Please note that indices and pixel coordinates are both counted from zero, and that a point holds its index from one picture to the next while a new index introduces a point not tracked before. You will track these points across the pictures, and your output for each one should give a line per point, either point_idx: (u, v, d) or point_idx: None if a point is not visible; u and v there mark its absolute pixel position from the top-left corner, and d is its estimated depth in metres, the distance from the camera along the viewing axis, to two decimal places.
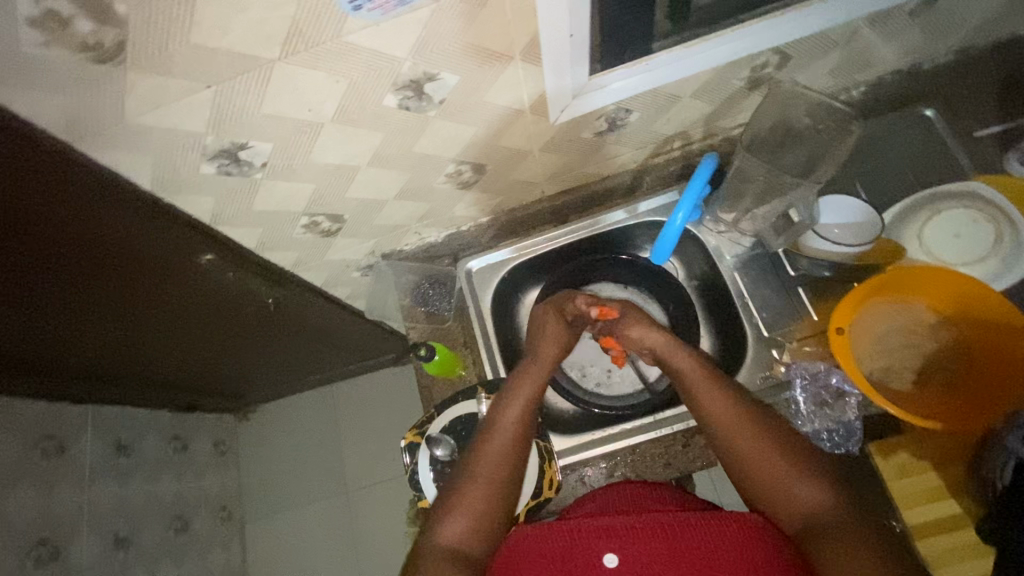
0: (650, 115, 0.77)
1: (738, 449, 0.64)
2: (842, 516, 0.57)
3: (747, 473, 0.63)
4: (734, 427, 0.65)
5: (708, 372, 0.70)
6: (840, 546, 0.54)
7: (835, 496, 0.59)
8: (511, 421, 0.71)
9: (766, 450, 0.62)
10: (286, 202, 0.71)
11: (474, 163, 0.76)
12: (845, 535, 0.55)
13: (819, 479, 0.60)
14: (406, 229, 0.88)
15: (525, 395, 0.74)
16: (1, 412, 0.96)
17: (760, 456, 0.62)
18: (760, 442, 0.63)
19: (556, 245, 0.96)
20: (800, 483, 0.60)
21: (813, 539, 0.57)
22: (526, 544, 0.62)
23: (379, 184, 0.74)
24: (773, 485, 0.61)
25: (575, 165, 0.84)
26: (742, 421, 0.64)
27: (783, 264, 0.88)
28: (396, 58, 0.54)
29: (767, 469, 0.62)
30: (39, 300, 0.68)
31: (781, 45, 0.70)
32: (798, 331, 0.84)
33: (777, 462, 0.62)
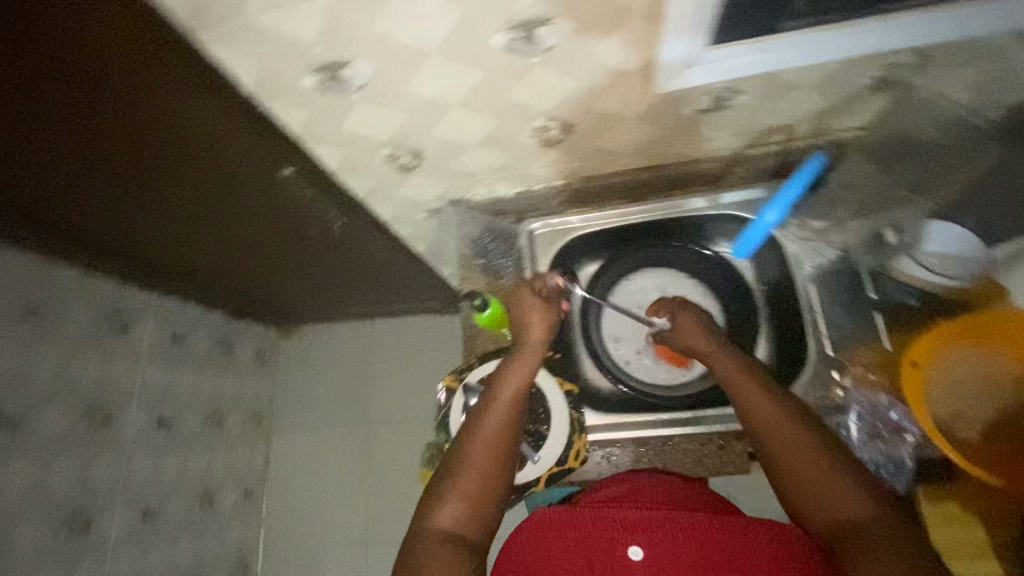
0: (760, 101, 0.72)
1: (779, 451, 0.62)
2: (882, 524, 0.54)
3: (784, 472, 0.61)
4: (774, 428, 0.63)
5: (748, 372, 0.69)
6: (877, 552, 0.51)
7: (874, 504, 0.56)
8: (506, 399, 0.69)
9: (805, 451, 0.61)
10: (373, 130, 0.71)
11: (563, 121, 0.74)
12: (883, 540, 0.52)
13: (858, 485, 0.57)
14: (480, 178, 0.87)
15: (515, 379, 0.72)
16: (80, 283, 1.03)
17: (799, 457, 0.61)
18: (799, 442, 0.61)
19: (625, 221, 0.94)
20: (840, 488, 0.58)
21: (849, 544, 0.54)
22: (548, 533, 0.61)
23: (465, 126, 0.73)
24: (810, 488, 0.59)
25: (666, 142, 0.81)
26: (782, 422, 0.63)
27: (864, 285, 0.82)
28: None
29: (805, 471, 0.60)
30: (131, 187, 0.71)
31: (927, 47, 0.64)
32: (863, 356, 0.81)
33: (815, 464, 0.60)
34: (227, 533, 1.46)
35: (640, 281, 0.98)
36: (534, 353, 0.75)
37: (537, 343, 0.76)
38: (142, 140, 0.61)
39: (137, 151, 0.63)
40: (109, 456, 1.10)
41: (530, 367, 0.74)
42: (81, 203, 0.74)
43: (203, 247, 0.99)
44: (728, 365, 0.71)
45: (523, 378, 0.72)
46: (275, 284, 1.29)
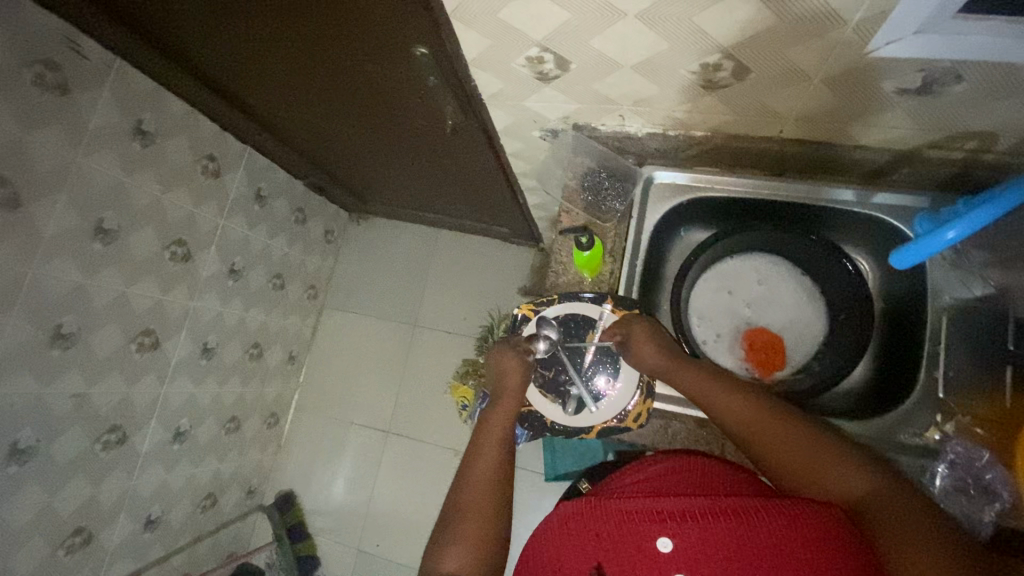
0: (978, 95, 0.61)
1: (764, 448, 0.63)
2: (892, 497, 0.54)
3: (779, 463, 0.61)
4: (751, 425, 0.64)
5: (709, 373, 0.71)
6: (897, 528, 0.51)
7: (876, 478, 0.56)
8: (493, 442, 0.73)
9: (787, 440, 0.61)
10: (530, 24, 0.65)
11: (736, 65, 0.65)
12: (897, 514, 0.52)
13: (848, 462, 0.58)
14: (614, 108, 0.80)
15: (498, 425, 0.75)
16: (187, 118, 1.04)
17: (787, 448, 0.61)
18: (780, 433, 0.62)
19: (753, 194, 0.84)
20: (836, 467, 0.58)
21: (868, 524, 0.54)
22: (568, 525, 0.60)
23: (628, 44, 0.65)
24: (807, 473, 0.59)
25: (838, 119, 0.71)
26: (764, 421, 0.64)
27: (1006, 334, 0.70)
28: None
29: (798, 459, 0.60)
30: (276, 21, 0.71)
31: None
32: (978, 404, 0.72)
33: (802, 449, 0.60)
34: (267, 387, 1.56)
35: (742, 266, 0.92)
36: (513, 398, 0.79)
37: (514, 389, 0.80)
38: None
39: None
40: (183, 288, 1.16)
41: (509, 415, 0.77)
42: (213, 23, 0.75)
43: (308, 107, 0.98)
44: (692, 369, 0.72)
45: (501, 426, 0.75)
46: (365, 168, 1.28)
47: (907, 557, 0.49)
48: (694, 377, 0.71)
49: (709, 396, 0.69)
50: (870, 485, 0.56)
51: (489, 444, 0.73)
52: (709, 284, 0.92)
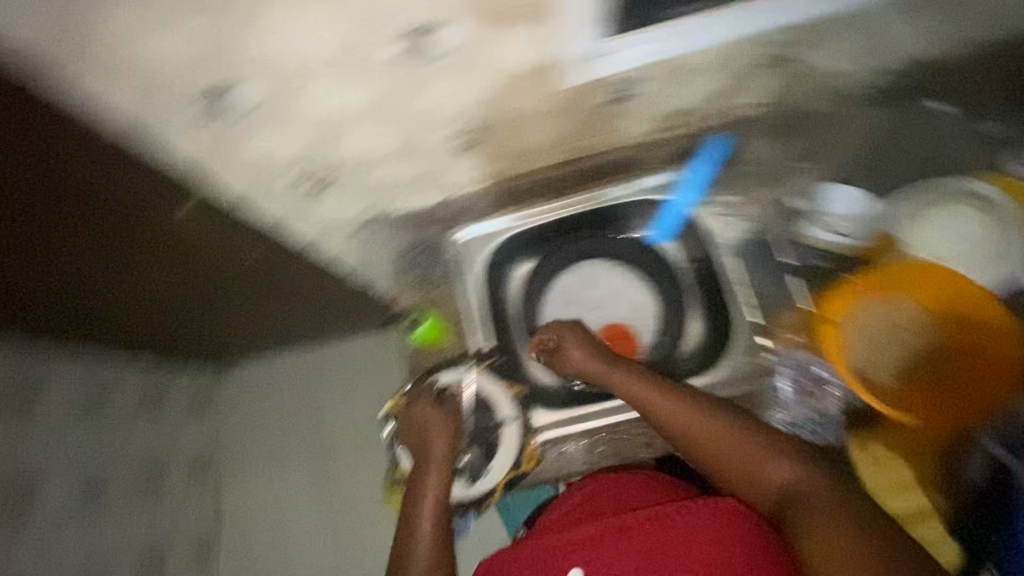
0: (663, 87, 0.74)
1: (702, 445, 0.67)
2: (814, 488, 0.59)
3: (715, 459, 0.66)
4: (691, 426, 0.68)
5: (652, 379, 0.74)
6: (816, 516, 0.55)
7: (802, 468, 0.61)
8: (428, 518, 0.73)
9: (722, 438, 0.66)
10: (275, 154, 0.67)
11: (473, 128, 0.73)
12: (817, 504, 0.57)
13: (780, 454, 0.63)
14: (398, 191, 0.85)
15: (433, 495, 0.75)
16: None
17: (724, 444, 0.66)
18: (716, 432, 0.67)
19: (549, 219, 0.95)
20: (767, 463, 0.63)
21: (791, 512, 0.59)
22: (512, 563, 0.63)
23: (372, 142, 0.70)
24: (740, 468, 0.64)
25: (579, 139, 0.82)
26: (693, 418, 0.69)
27: (771, 252, 0.87)
28: (392, 6, 0.50)
29: (733, 454, 0.65)
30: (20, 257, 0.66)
31: (813, 23, 0.67)
32: (786, 318, 0.85)
33: (739, 445, 0.65)
34: None
35: (571, 278, 1.00)
36: (443, 468, 0.78)
37: (444, 457, 0.79)
38: (29, 207, 0.58)
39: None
40: None
41: (441, 490, 0.76)
42: None
43: (107, 311, 0.91)
44: (634, 377, 0.76)
45: (435, 502, 0.75)
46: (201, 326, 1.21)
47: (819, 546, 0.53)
48: (635, 385, 0.75)
49: (650, 403, 0.73)
50: (798, 475, 0.61)
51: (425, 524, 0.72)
52: (555, 303, 0.99)
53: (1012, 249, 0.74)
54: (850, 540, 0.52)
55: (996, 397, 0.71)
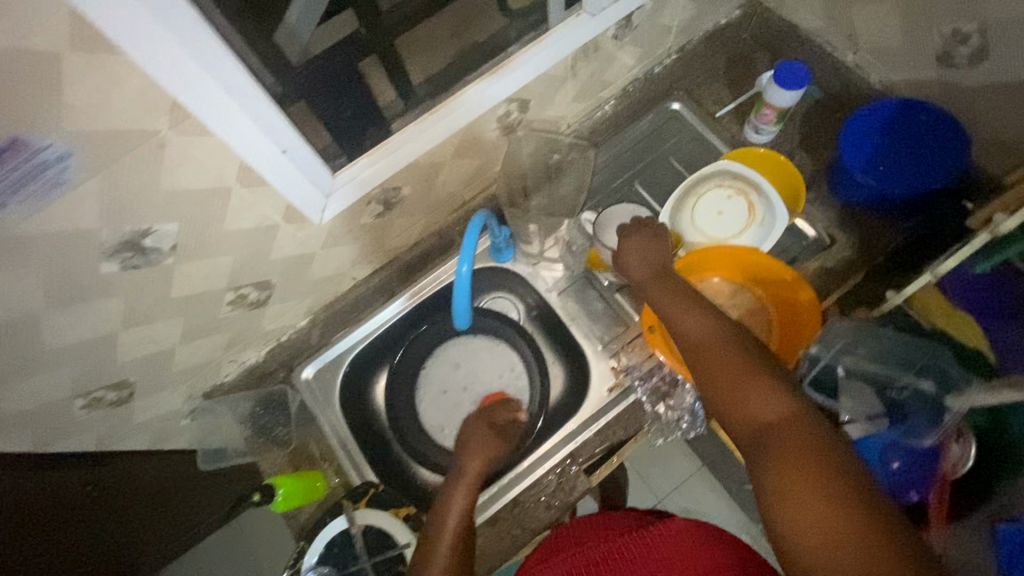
0: (422, 184, 0.78)
1: (701, 355, 0.57)
2: (805, 433, 0.46)
3: (707, 373, 0.56)
4: (699, 339, 0.59)
5: (680, 287, 0.66)
6: (790, 459, 0.44)
7: (798, 407, 0.49)
8: (450, 532, 0.64)
9: (725, 355, 0.55)
10: (45, 397, 0.63)
11: (255, 283, 0.72)
12: (798, 451, 0.45)
13: (778, 389, 0.51)
14: (218, 361, 0.82)
15: (458, 509, 0.66)
16: None
17: (725, 360, 0.55)
18: (725, 346, 0.56)
19: (420, 298, 0.93)
20: (761, 391, 0.51)
21: (761, 449, 0.48)
22: None
23: (154, 337, 0.68)
24: (730, 391, 0.53)
25: (374, 246, 0.84)
26: (711, 333, 0.58)
27: (595, 277, 0.91)
28: (86, 231, 0.50)
29: (727, 371, 0.54)
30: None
31: (513, 93, 0.75)
32: (626, 335, 0.88)
33: (739, 366, 0.53)
34: None
35: (436, 363, 0.97)
36: (473, 486, 0.70)
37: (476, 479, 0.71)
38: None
39: None
40: None
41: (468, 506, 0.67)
42: None
43: None
44: (654, 283, 0.69)
45: (460, 513, 0.66)
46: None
47: (786, 504, 0.43)
48: (659, 293, 0.67)
49: (669, 309, 0.64)
50: (793, 412, 0.48)
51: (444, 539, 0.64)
52: (422, 398, 0.96)
53: (769, 208, 0.84)
54: (820, 503, 0.41)
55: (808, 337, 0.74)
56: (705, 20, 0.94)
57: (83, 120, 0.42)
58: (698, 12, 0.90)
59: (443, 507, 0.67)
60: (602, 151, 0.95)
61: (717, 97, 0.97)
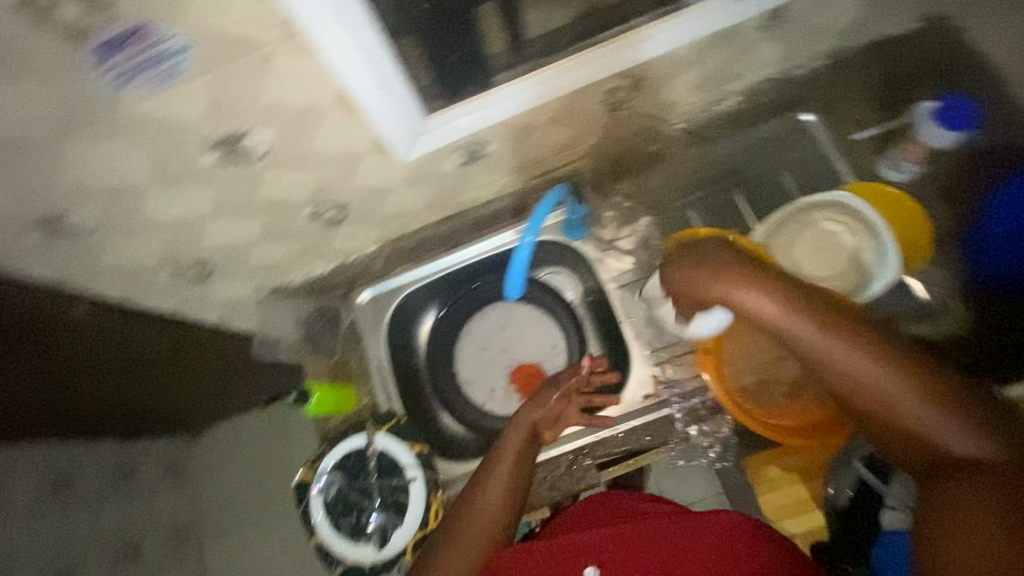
0: (511, 143, 0.77)
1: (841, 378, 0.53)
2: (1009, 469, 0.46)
3: (874, 406, 0.52)
4: (853, 366, 0.52)
5: (789, 302, 0.55)
6: (981, 505, 0.44)
7: (987, 441, 0.47)
8: (507, 470, 0.72)
9: (885, 388, 0.50)
10: (137, 259, 0.71)
11: (334, 202, 0.75)
12: (990, 497, 0.44)
13: (965, 422, 0.48)
14: (289, 265, 0.88)
15: (514, 448, 0.74)
16: None
17: (901, 399, 0.50)
18: (896, 376, 0.50)
19: (482, 256, 0.94)
20: (949, 424, 0.48)
21: (944, 478, 0.48)
22: None
23: (236, 230, 0.73)
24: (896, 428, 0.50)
25: (450, 193, 0.85)
26: (861, 356, 0.52)
27: None
28: (193, 122, 0.53)
29: (908, 407, 0.50)
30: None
31: (627, 69, 0.70)
32: (678, 348, 0.83)
33: (914, 396, 0.50)
34: None
35: (482, 320, 0.99)
36: (525, 455, 0.74)
37: (530, 450, 0.75)
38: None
39: None
40: None
41: (519, 473, 0.72)
42: None
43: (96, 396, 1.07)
44: (753, 298, 0.56)
45: (511, 478, 0.71)
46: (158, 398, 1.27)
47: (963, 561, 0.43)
48: (762, 302, 0.56)
49: (778, 316, 0.55)
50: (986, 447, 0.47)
51: (494, 497, 0.69)
52: (462, 347, 0.99)
53: (881, 253, 0.75)
54: (1001, 548, 0.41)
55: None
56: (873, 27, 0.81)
57: (203, 18, 0.44)
58: (866, 16, 0.78)
59: (501, 445, 0.75)
60: (708, 150, 0.88)
61: (857, 119, 0.86)
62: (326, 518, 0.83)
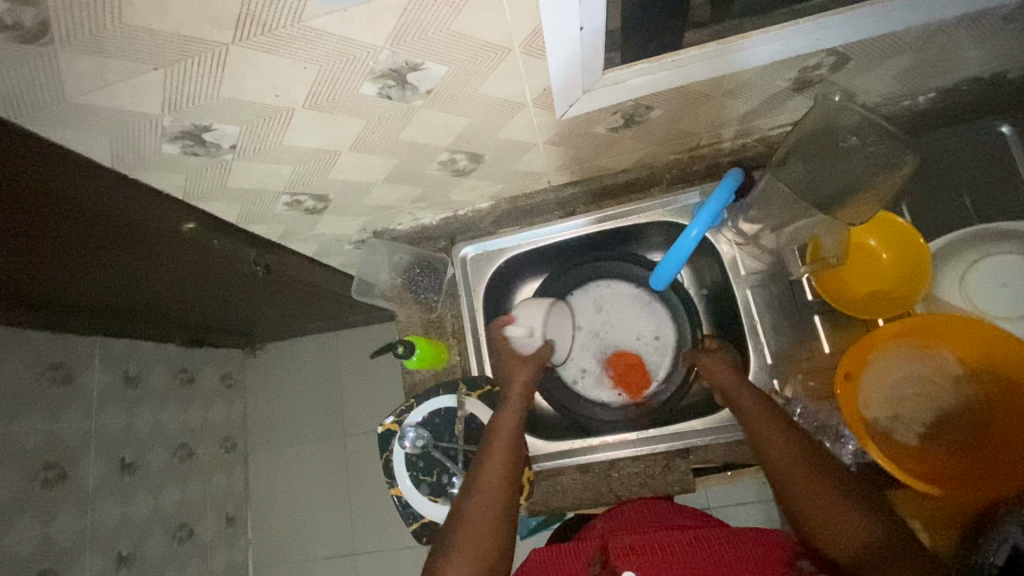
0: (675, 113, 0.68)
1: (796, 484, 0.61)
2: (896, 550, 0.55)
3: (803, 507, 0.60)
4: (792, 470, 0.62)
5: (765, 408, 0.68)
6: None
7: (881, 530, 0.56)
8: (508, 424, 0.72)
9: (817, 480, 0.61)
10: (263, 183, 0.66)
11: (470, 152, 0.69)
12: None
13: (868, 514, 0.58)
14: (399, 210, 0.83)
15: (514, 405, 0.75)
16: (10, 343, 1.04)
17: (827, 492, 0.60)
18: (817, 472, 0.61)
19: (601, 227, 0.87)
20: (850, 512, 0.58)
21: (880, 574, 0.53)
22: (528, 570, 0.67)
23: (365, 167, 0.68)
24: (821, 516, 0.59)
25: (585, 158, 0.77)
26: (803, 461, 0.62)
27: (802, 289, 0.79)
28: (370, 45, 0.47)
29: (824, 500, 0.59)
30: (43, 247, 0.70)
31: (840, 46, 0.59)
32: (804, 363, 0.77)
33: (832, 494, 0.59)
34: (213, 560, 1.52)
35: (581, 298, 0.92)
36: (511, 444, 0.70)
37: (517, 437, 0.72)
38: (30, 211, 0.60)
39: (40, 230, 0.65)
40: (70, 509, 1.15)
41: (511, 459, 0.69)
42: (40, 269, 0.78)
43: (178, 301, 1.07)
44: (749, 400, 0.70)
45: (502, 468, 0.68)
46: (234, 314, 1.27)
47: None
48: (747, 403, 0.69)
49: (759, 423, 0.67)
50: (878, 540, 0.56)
51: (491, 485, 0.66)
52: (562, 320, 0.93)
53: None
54: None
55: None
56: None
57: None
58: None
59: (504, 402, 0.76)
60: None
61: None
62: (407, 472, 0.82)
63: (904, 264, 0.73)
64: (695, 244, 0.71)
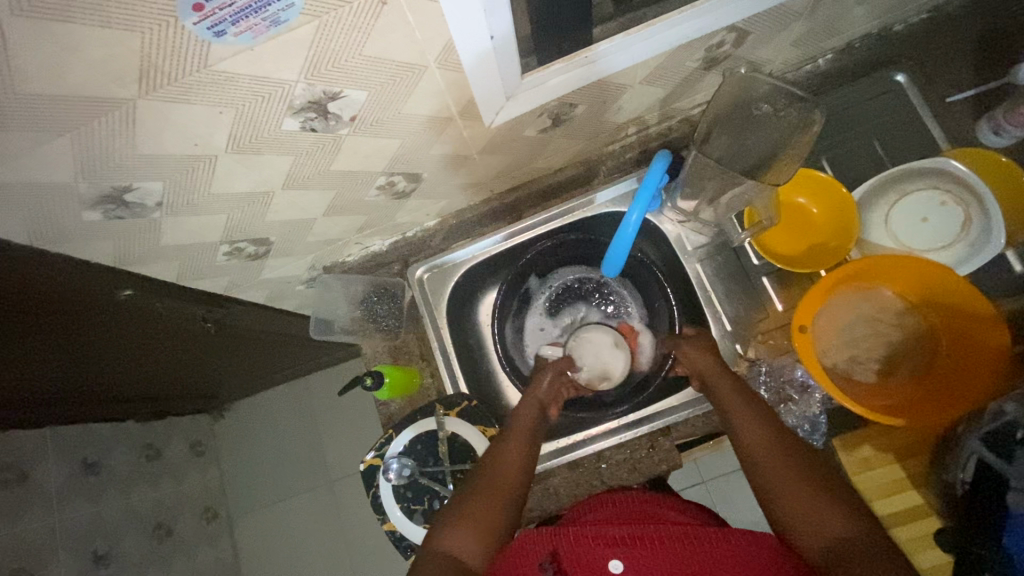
0: (599, 105, 0.70)
1: (767, 468, 0.58)
2: (870, 543, 0.48)
3: (776, 493, 0.56)
4: (766, 453, 0.59)
5: (743, 395, 0.67)
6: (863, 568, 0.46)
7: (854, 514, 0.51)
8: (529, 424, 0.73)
9: (790, 462, 0.57)
10: (198, 237, 0.64)
11: (407, 173, 0.69)
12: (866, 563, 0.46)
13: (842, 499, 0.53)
14: (346, 241, 0.82)
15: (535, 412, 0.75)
16: None
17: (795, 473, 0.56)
18: (789, 454, 0.58)
19: (550, 228, 0.88)
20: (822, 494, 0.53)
21: (844, 568, 0.47)
22: (520, 553, 0.60)
23: (303, 204, 0.67)
24: (790, 496, 0.55)
25: (522, 162, 0.79)
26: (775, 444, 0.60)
27: (747, 253, 0.82)
28: (285, 80, 0.46)
29: (793, 481, 0.55)
30: None
31: (737, 22, 0.63)
32: (762, 325, 0.80)
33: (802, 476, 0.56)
34: None
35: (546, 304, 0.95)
36: (527, 451, 0.69)
37: (531, 453, 0.69)
38: None
39: None
40: None
41: (523, 461, 0.67)
42: None
43: (129, 373, 1.02)
44: (729, 388, 0.68)
45: (511, 478, 0.64)
46: (192, 377, 1.22)
47: None
48: (724, 390, 0.68)
49: (734, 408, 0.66)
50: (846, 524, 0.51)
51: (499, 492, 0.62)
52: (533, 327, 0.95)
53: (988, 225, 0.70)
54: None
55: (985, 386, 0.67)
56: None
57: None
58: None
59: (525, 407, 0.76)
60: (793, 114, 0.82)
61: (950, 81, 0.80)
62: (397, 503, 0.79)
63: (833, 215, 0.78)
64: (634, 235, 0.74)
